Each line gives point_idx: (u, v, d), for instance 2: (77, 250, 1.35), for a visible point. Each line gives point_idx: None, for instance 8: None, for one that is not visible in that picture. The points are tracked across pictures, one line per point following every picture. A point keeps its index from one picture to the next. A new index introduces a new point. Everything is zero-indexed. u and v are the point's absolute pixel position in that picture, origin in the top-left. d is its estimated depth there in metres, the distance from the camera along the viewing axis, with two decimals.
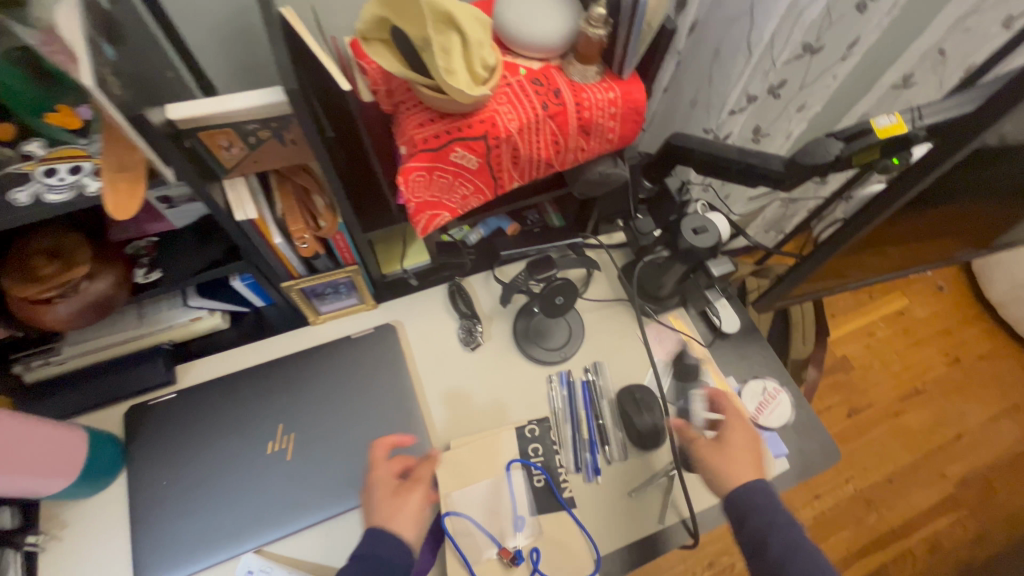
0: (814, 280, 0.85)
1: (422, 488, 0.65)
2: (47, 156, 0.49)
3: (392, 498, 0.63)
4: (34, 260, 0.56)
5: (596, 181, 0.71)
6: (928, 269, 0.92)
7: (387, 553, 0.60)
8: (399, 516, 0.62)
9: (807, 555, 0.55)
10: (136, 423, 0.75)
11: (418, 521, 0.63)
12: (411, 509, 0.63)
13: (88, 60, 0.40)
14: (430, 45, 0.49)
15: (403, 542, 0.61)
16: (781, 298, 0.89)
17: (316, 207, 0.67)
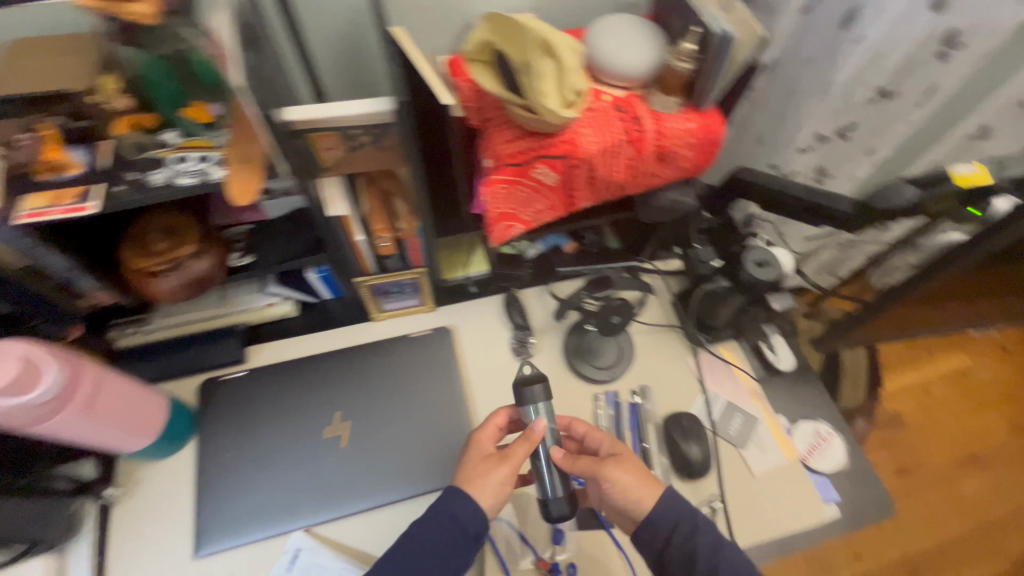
0: (874, 326, 0.84)
1: (511, 466, 0.65)
2: (180, 144, 0.55)
3: (481, 464, 0.66)
4: (153, 237, 0.63)
5: (663, 208, 0.73)
6: (1000, 326, 0.89)
7: (465, 520, 0.62)
8: (480, 484, 0.64)
9: (729, 556, 0.62)
10: (209, 396, 0.81)
11: (496, 495, 0.65)
12: (495, 480, 0.64)
13: (239, 63, 0.46)
14: (529, 68, 0.53)
15: (480, 510, 0.63)
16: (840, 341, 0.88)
17: (396, 209, 0.72)
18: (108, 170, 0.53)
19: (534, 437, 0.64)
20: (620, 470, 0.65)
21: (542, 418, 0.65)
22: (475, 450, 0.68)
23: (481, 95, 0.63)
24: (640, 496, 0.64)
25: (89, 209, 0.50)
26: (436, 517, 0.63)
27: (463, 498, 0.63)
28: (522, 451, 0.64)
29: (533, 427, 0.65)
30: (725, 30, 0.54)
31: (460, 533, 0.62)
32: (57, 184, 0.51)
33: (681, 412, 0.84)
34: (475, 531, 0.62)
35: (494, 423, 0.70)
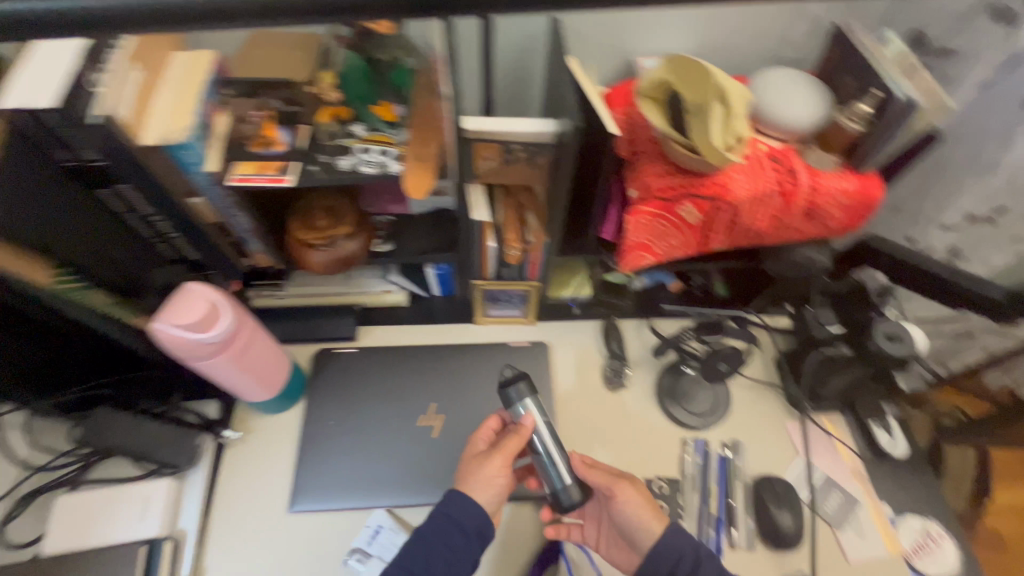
0: None
1: (503, 457, 0.65)
2: (364, 137, 0.62)
3: (472, 462, 0.68)
4: (316, 214, 0.70)
5: (795, 263, 0.71)
6: None
7: (460, 517, 0.64)
8: (476, 480, 0.66)
9: None
10: (321, 365, 0.87)
11: (492, 491, 0.66)
12: (488, 475, 0.66)
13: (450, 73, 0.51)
14: (701, 110, 0.54)
15: (478, 506, 0.64)
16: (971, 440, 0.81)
17: (528, 223, 0.75)
18: (305, 152, 0.60)
19: (522, 432, 0.64)
20: (635, 493, 0.68)
21: (529, 415, 0.63)
22: (472, 448, 0.70)
23: (636, 128, 0.65)
24: (646, 523, 0.66)
25: (287, 181, 0.58)
26: (439, 514, 0.64)
27: (461, 496, 0.65)
28: (513, 445, 0.65)
29: (522, 422, 0.64)
30: (909, 97, 0.53)
31: (457, 530, 0.63)
32: (263, 156, 0.59)
33: (774, 476, 0.80)
34: (475, 527, 0.64)
35: (489, 426, 0.72)
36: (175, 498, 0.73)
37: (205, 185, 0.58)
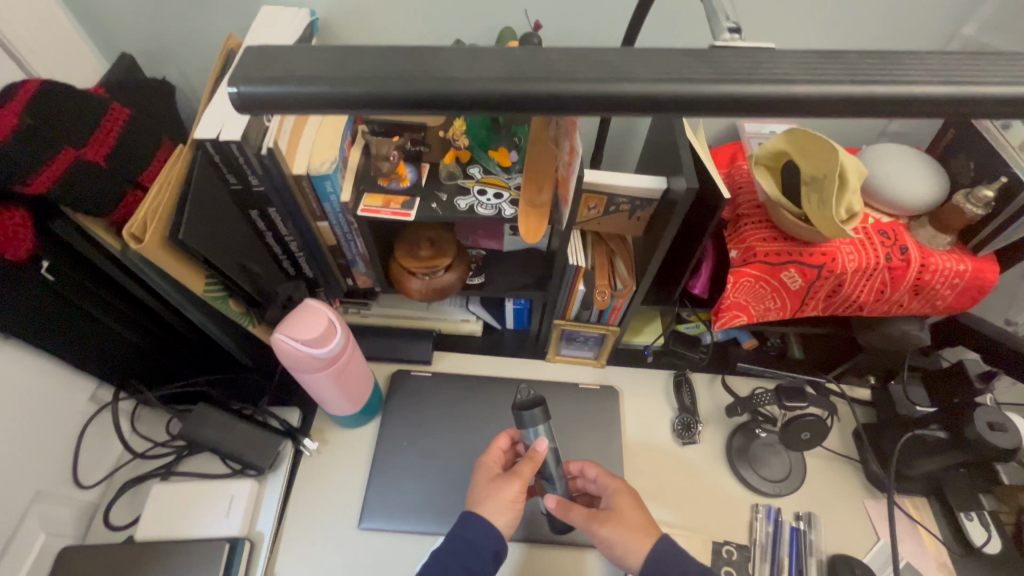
0: None
1: (521, 481, 0.67)
2: (481, 180, 0.66)
3: (489, 485, 0.68)
4: (420, 243, 0.74)
5: (894, 338, 0.70)
6: None
7: (475, 539, 0.63)
8: (492, 503, 0.66)
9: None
10: (396, 386, 0.90)
11: (509, 513, 0.66)
12: (507, 498, 0.66)
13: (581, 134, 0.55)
14: (817, 183, 0.56)
15: (494, 527, 0.64)
16: None
17: (617, 270, 0.77)
18: (426, 189, 0.65)
19: (537, 456, 0.65)
20: (623, 509, 0.68)
21: (542, 440, 0.64)
22: (484, 472, 0.70)
23: (739, 190, 0.67)
24: (634, 543, 0.65)
25: (409, 217, 0.62)
26: (453, 536, 0.64)
27: (476, 517, 0.65)
28: (528, 470, 0.66)
29: (536, 447, 0.65)
30: None
31: (475, 553, 0.62)
32: (387, 190, 0.64)
33: (853, 556, 0.76)
34: (493, 551, 0.63)
35: (497, 446, 0.73)
36: (255, 499, 0.77)
37: (334, 213, 0.63)
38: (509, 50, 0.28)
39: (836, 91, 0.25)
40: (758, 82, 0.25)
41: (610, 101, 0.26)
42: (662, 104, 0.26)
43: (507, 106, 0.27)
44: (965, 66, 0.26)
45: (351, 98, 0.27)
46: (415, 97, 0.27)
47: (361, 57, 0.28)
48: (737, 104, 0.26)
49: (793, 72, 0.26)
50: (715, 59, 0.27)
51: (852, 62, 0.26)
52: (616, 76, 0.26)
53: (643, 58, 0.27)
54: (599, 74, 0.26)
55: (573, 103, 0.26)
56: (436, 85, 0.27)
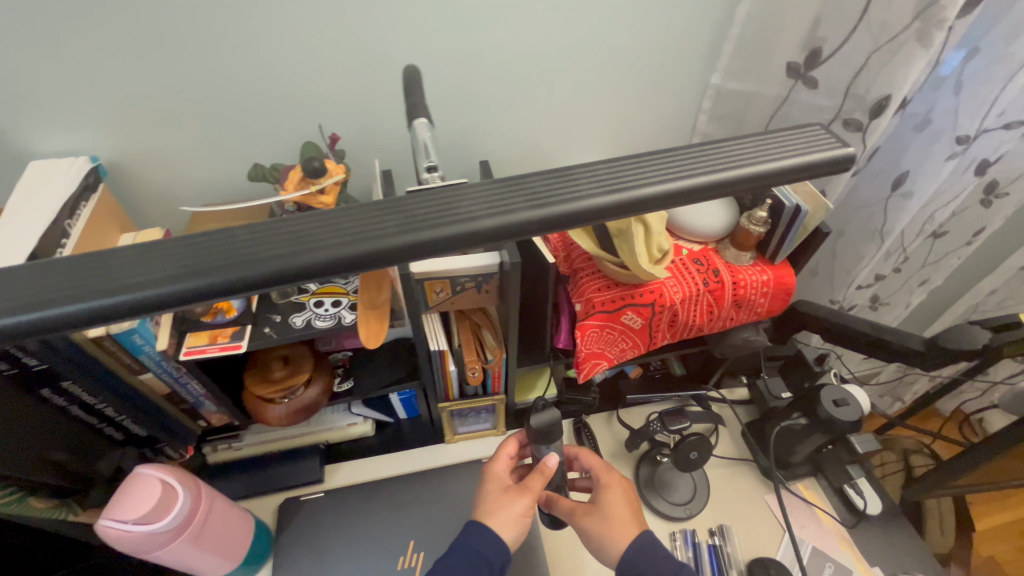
0: (983, 473, 0.87)
1: (531, 496, 0.66)
2: (317, 290, 0.64)
3: (500, 496, 0.67)
4: (272, 364, 0.70)
5: (739, 346, 0.77)
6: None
7: (485, 550, 0.61)
8: (502, 515, 0.65)
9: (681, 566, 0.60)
10: (287, 517, 0.82)
11: (518, 527, 0.65)
12: (516, 512, 0.65)
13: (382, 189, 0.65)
14: (626, 233, 0.61)
15: (502, 540, 0.62)
16: (948, 486, 0.94)
17: (485, 342, 0.77)
18: (259, 314, 0.62)
19: (546, 471, 0.68)
20: (613, 496, 0.68)
21: (551, 455, 0.68)
22: (495, 481, 0.70)
23: (570, 246, 0.71)
24: (618, 536, 0.64)
25: (240, 347, 0.58)
26: (459, 546, 0.62)
27: (482, 526, 0.63)
28: (538, 483, 0.67)
29: (545, 462, 0.68)
30: (795, 204, 0.62)
31: (482, 563, 0.61)
32: (213, 325, 0.59)
33: (767, 558, 0.80)
34: (499, 561, 0.62)
35: (506, 452, 0.74)
36: None
37: (155, 362, 0.58)
38: (213, 237, 0.25)
39: (515, 225, 0.25)
40: (442, 231, 0.25)
41: (299, 272, 0.24)
42: (351, 265, 0.25)
43: (204, 298, 0.24)
44: (630, 174, 0.27)
45: (25, 324, 0.23)
46: (92, 312, 0.23)
47: (23, 287, 0.24)
48: (435, 248, 0.25)
49: (477, 211, 0.25)
50: (407, 212, 0.26)
51: (534, 190, 0.26)
52: (299, 250, 0.24)
53: (327, 227, 0.25)
54: (289, 250, 0.24)
55: (272, 280, 0.24)
56: (104, 297, 0.23)
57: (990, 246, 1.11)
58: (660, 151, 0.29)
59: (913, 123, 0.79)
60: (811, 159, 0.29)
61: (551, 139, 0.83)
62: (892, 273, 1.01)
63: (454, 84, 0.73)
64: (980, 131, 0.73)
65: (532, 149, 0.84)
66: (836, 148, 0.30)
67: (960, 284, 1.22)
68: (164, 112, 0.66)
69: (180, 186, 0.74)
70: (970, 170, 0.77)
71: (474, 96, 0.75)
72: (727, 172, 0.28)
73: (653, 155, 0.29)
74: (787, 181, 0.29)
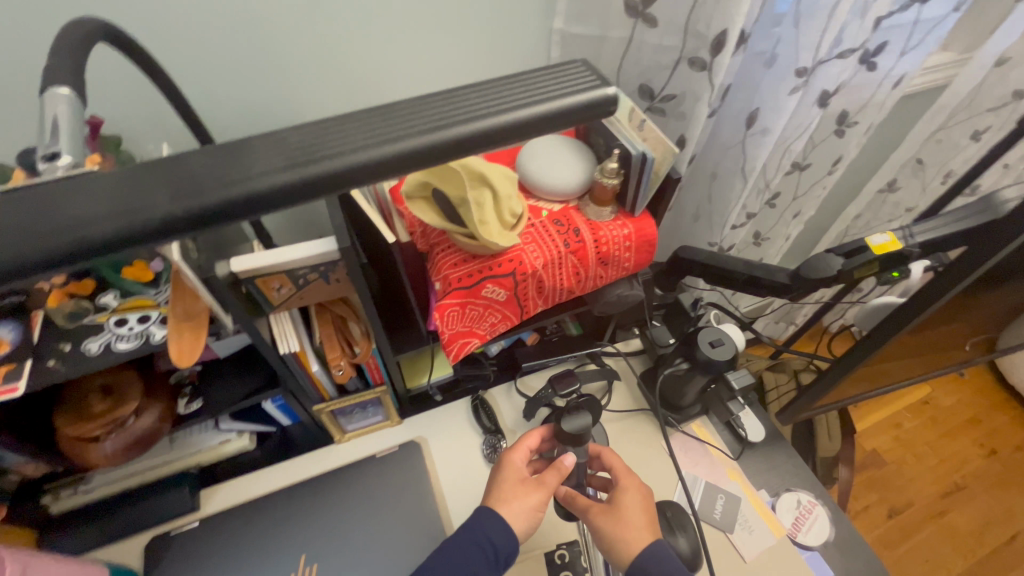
0: (851, 385, 0.95)
1: (544, 492, 0.68)
2: (119, 306, 0.55)
3: (517, 486, 0.68)
4: (89, 398, 0.61)
5: (614, 302, 0.75)
6: (919, 377, 1.03)
7: (496, 540, 0.62)
8: (517, 506, 0.66)
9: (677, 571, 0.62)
10: (155, 557, 0.74)
11: (529, 520, 0.66)
12: (531, 505, 0.67)
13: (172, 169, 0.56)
14: (467, 201, 0.56)
15: (513, 534, 0.63)
16: (806, 410, 1.01)
17: (352, 334, 0.71)
18: (44, 345, 0.52)
19: (563, 468, 0.70)
20: (637, 498, 0.69)
21: (570, 452, 0.70)
22: (513, 471, 0.70)
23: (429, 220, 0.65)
24: (628, 539, 0.65)
25: (18, 389, 0.48)
26: (470, 530, 0.63)
27: (497, 517, 0.64)
28: (553, 480, 0.69)
29: (563, 458, 0.70)
30: (642, 152, 0.59)
31: (489, 553, 0.62)
32: None
33: (664, 501, 0.82)
34: (505, 556, 0.63)
35: (526, 444, 0.73)
36: None
37: None
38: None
39: (147, 226, 0.21)
40: (44, 244, 0.20)
41: None
42: None
43: None
44: (323, 142, 0.23)
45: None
46: None
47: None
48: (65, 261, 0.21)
49: (112, 209, 0.21)
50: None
51: (186, 176, 0.22)
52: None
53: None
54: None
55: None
56: None
57: (852, 173, 1.17)
58: (373, 109, 0.25)
59: (762, 59, 0.78)
60: (563, 107, 0.25)
61: (385, 83, 0.78)
62: (766, 208, 1.04)
63: (260, 39, 0.66)
64: (817, 63, 0.73)
65: (372, 98, 0.79)
66: (593, 91, 0.26)
67: (832, 210, 1.30)
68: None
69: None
70: (814, 102, 0.79)
71: (285, 54, 0.69)
72: (454, 130, 0.24)
73: (358, 116, 0.24)
74: (540, 134, 0.26)
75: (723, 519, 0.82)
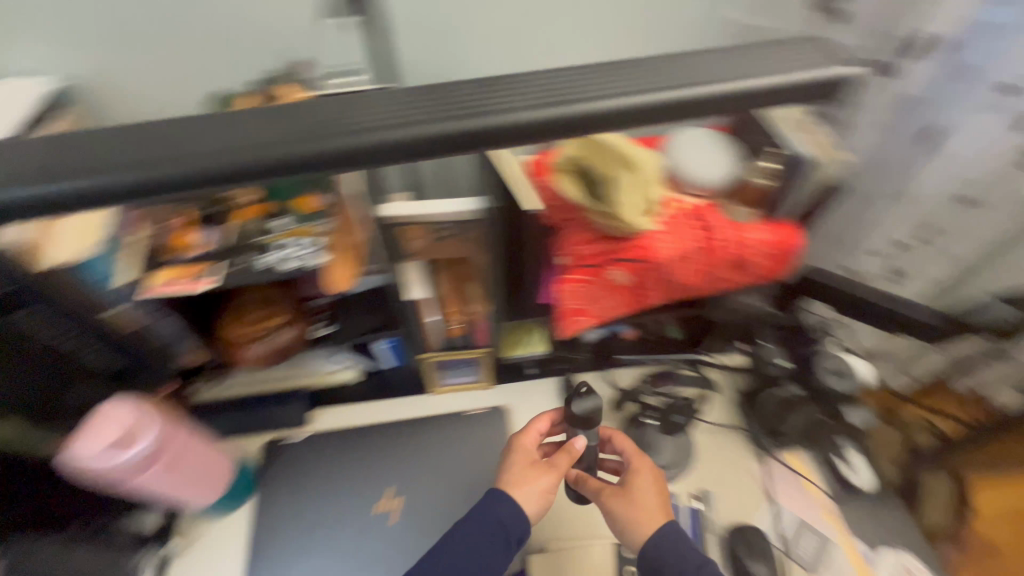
0: None
1: (556, 474, 0.68)
2: (285, 231, 0.62)
3: (527, 470, 0.69)
4: (248, 307, 0.70)
5: (735, 310, 0.74)
6: None
7: (505, 520, 0.64)
8: (527, 488, 0.67)
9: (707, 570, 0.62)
10: (269, 459, 0.84)
11: (540, 502, 0.67)
12: (542, 487, 0.67)
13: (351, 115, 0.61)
14: (614, 182, 0.57)
15: (524, 515, 0.65)
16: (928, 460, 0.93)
17: (468, 293, 0.75)
18: (225, 252, 0.60)
19: (574, 451, 0.69)
20: (652, 489, 0.69)
21: (582, 436, 0.70)
22: (523, 455, 0.71)
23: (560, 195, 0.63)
24: (642, 524, 0.66)
25: (199, 288, 0.56)
26: (482, 515, 0.65)
27: (507, 499, 0.66)
28: (565, 463, 0.69)
29: (575, 442, 0.70)
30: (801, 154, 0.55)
31: (501, 534, 0.64)
32: (177, 262, 0.59)
33: (745, 524, 0.79)
34: (517, 536, 0.64)
35: (536, 428, 0.74)
36: None
37: (122, 298, 0.58)
38: (231, 129, 0.35)
39: (500, 123, 0.36)
40: (449, 126, 0.35)
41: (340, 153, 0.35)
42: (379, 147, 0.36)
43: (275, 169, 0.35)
44: (613, 88, 0.37)
45: (92, 193, 0.34)
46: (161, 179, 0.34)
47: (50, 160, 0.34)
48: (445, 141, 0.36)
49: (483, 112, 0.36)
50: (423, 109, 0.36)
51: (527, 97, 0.37)
52: (288, 143, 0.35)
53: (344, 116, 0.36)
54: (290, 139, 0.35)
55: (269, 170, 0.35)
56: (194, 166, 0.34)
57: None
58: (645, 70, 0.39)
59: None
60: (782, 81, 0.38)
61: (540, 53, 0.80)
62: None
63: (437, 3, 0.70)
64: None
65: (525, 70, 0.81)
66: (803, 74, 0.39)
67: None
68: (150, 20, 0.67)
69: (164, 97, 0.75)
70: None
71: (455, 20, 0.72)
72: (704, 87, 0.37)
73: (610, 69, 0.38)
74: (762, 99, 0.39)
75: (809, 561, 0.77)
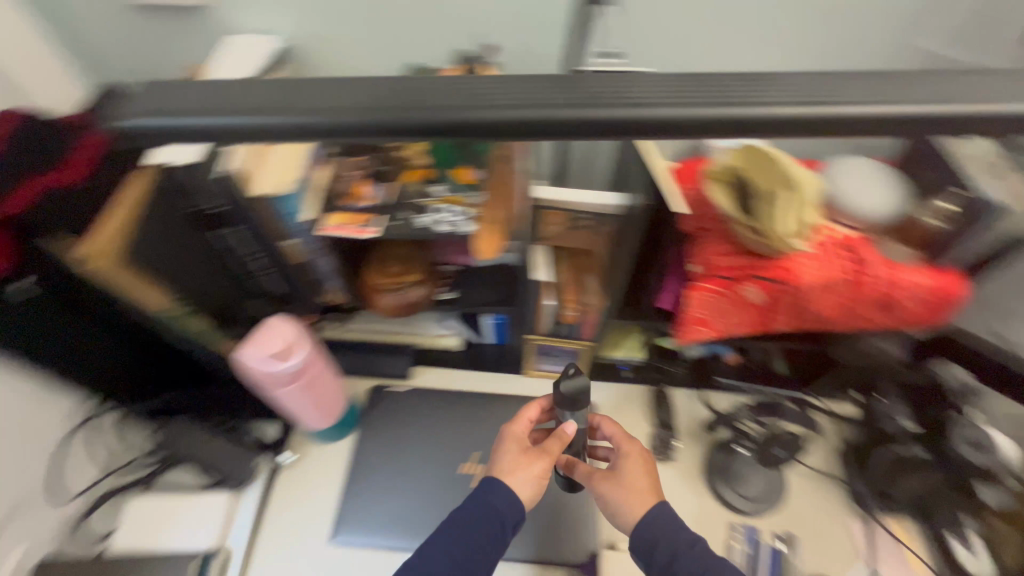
0: None
1: (548, 460, 0.67)
2: (442, 198, 0.67)
3: (519, 458, 0.68)
4: (388, 260, 0.77)
5: (866, 352, 0.72)
6: None
7: (500, 506, 0.64)
8: (520, 474, 0.67)
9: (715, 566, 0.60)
10: (373, 402, 0.92)
11: (535, 486, 0.67)
12: (535, 472, 0.67)
13: None
14: (772, 198, 0.56)
15: (519, 502, 0.65)
16: None
17: (587, 284, 0.77)
18: (389, 207, 0.67)
19: (564, 436, 0.67)
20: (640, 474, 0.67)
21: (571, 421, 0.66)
22: (514, 443, 0.70)
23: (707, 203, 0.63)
24: (635, 506, 0.65)
25: (366, 234, 0.64)
26: (476, 502, 0.65)
27: (502, 485, 0.65)
28: (556, 448, 0.67)
29: (567, 427, 0.67)
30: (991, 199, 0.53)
31: (497, 520, 0.64)
32: (350, 210, 0.66)
33: None
34: (513, 522, 0.64)
35: (525, 416, 0.73)
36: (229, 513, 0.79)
37: (300, 230, 0.66)
38: (480, 91, 0.39)
39: (728, 115, 0.37)
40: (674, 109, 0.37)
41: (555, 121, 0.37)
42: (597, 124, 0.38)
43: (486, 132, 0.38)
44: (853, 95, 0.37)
45: (374, 124, 0.38)
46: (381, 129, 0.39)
47: (323, 94, 0.40)
48: (661, 125, 0.37)
49: (711, 101, 0.37)
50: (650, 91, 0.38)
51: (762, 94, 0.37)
52: (544, 107, 0.38)
53: (569, 88, 0.39)
54: (532, 104, 0.38)
55: (517, 128, 0.38)
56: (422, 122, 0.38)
57: None
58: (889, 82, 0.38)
59: None
60: None
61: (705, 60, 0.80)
62: None
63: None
64: None
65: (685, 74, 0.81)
66: None
67: None
68: None
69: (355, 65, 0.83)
70: None
71: None
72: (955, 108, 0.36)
73: (847, 79, 0.39)
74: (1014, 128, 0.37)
75: None
